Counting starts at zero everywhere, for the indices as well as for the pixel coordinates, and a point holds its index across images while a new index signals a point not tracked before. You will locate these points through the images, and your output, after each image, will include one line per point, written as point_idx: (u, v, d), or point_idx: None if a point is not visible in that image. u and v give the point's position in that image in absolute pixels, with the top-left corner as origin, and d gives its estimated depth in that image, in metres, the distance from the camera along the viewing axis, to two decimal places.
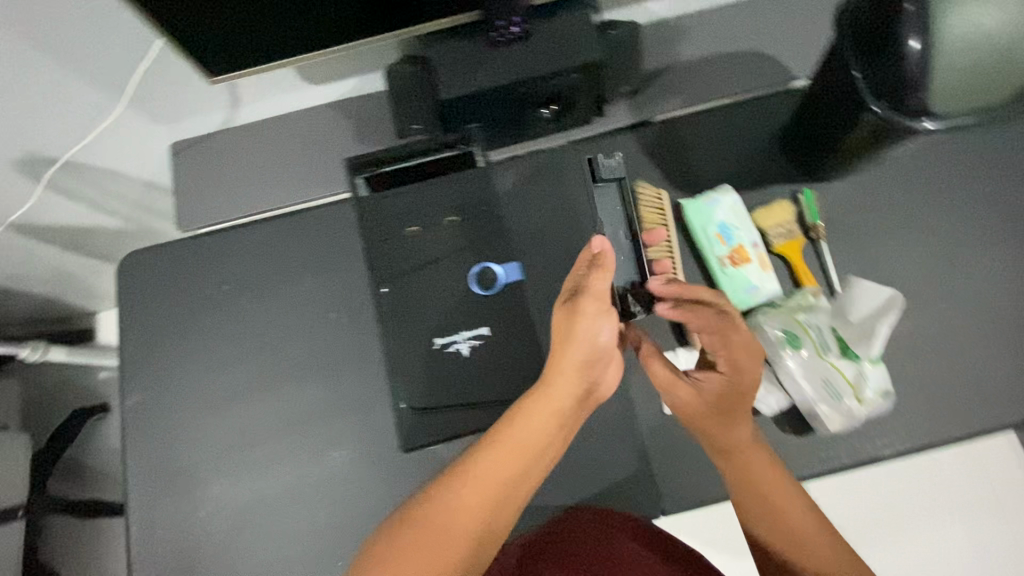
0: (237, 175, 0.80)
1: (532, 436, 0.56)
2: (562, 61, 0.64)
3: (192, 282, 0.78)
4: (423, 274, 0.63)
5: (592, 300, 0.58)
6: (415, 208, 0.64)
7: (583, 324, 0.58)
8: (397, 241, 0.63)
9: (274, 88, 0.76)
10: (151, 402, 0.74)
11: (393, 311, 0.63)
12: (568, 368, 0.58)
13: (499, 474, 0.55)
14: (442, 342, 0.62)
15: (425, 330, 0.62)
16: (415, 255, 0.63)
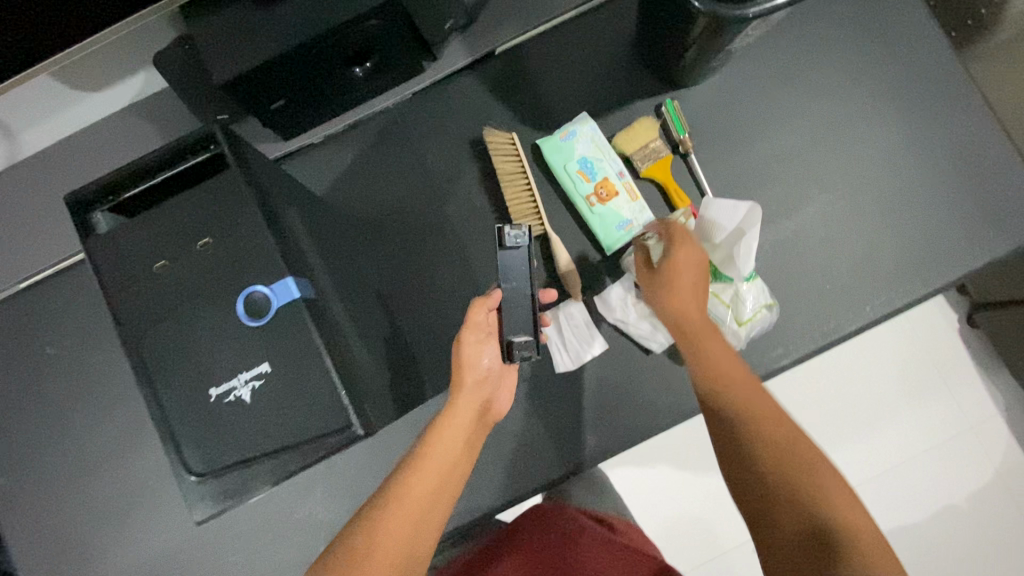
0: (39, 216, 0.69)
1: (448, 450, 0.49)
2: (347, 9, 0.54)
3: (25, 346, 0.69)
4: (177, 325, 0.37)
5: (469, 327, 0.52)
6: (150, 230, 0.39)
7: (469, 352, 0.52)
8: (139, 286, 0.38)
9: (45, 107, 0.65)
10: (16, 485, 0.68)
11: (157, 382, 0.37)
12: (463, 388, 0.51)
13: (419, 495, 0.46)
14: (217, 399, 0.37)
15: (191, 391, 0.37)
16: (154, 295, 0.38)
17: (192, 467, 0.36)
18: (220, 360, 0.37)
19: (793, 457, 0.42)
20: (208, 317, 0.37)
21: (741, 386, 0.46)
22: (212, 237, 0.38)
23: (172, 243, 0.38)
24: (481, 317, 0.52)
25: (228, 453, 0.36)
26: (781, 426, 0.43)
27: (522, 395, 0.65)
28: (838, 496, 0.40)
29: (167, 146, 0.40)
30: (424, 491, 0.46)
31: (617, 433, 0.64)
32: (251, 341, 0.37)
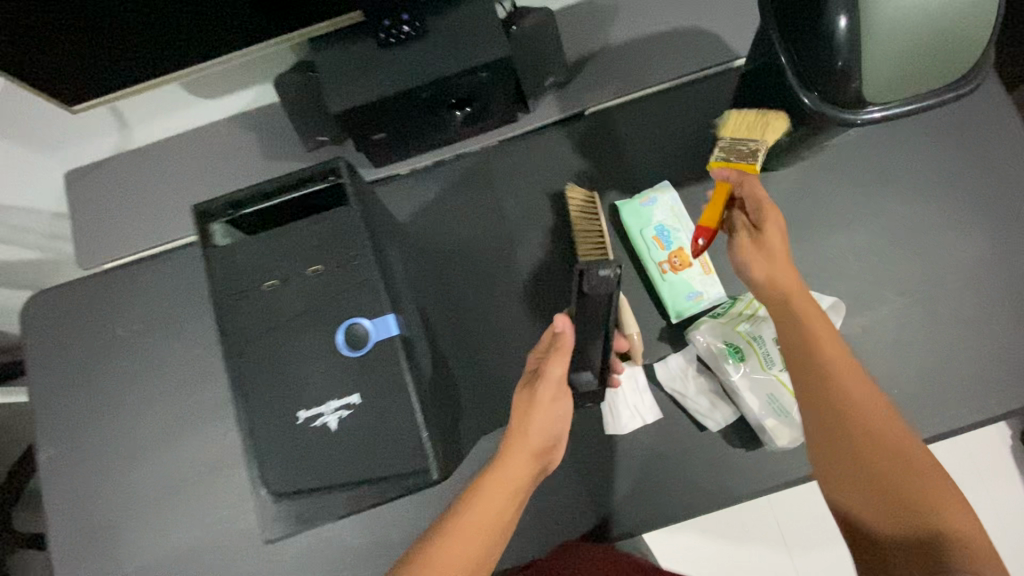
0: (139, 205, 0.73)
1: (494, 514, 0.49)
2: (463, 60, 0.57)
3: (98, 323, 0.72)
4: (279, 344, 0.39)
5: (549, 387, 0.51)
6: (265, 249, 0.40)
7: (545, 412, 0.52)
8: (246, 300, 0.40)
9: (164, 107, 0.69)
10: (63, 457, 0.69)
11: (246, 393, 0.38)
12: (526, 449, 0.51)
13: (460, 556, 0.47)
14: (303, 422, 0.38)
15: (283, 407, 0.38)
16: (264, 314, 0.39)
17: (271, 486, 0.37)
18: (311, 383, 0.38)
19: (886, 465, 0.45)
20: (312, 341, 0.39)
21: (833, 371, 0.48)
22: (325, 264, 0.40)
23: (286, 265, 0.40)
24: (563, 376, 0.51)
25: (311, 478, 0.37)
26: (883, 432, 0.46)
27: (567, 451, 0.65)
28: (933, 482, 0.44)
29: (294, 174, 0.42)
30: (464, 554, 0.47)
31: (658, 506, 0.62)
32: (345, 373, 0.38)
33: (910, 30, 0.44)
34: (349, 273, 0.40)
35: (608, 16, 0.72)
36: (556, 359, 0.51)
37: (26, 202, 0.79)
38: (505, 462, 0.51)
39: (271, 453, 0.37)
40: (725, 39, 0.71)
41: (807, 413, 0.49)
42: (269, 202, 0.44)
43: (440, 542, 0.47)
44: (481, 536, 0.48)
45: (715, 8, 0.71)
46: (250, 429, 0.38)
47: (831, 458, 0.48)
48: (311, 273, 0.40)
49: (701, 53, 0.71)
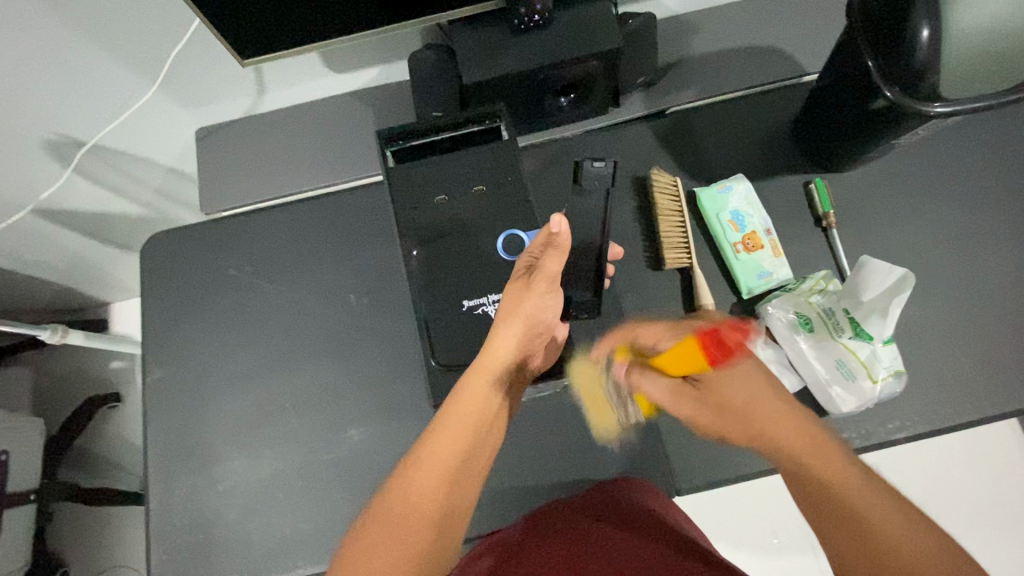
0: (257, 158, 0.80)
1: (469, 406, 0.53)
2: (582, 48, 0.66)
3: (212, 263, 0.78)
4: (452, 242, 0.60)
5: (545, 280, 0.55)
6: (441, 174, 0.61)
7: (537, 301, 0.55)
8: (422, 209, 0.61)
9: (298, 74, 0.78)
10: (171, 380, 0.75)
11: (423, 271, 0.59)
12: (509, 336, 0.54)
13: (445, 455, 0.51)
14: (466, 309, 0.59)
15: (452, 288, 0.59)
16: (441, 221, 0.61)
17: (439, 355, 0.58)
18: (471, 271, 0.59)
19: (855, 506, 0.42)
20: (477, 245, 0.60)
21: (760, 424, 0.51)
22: (483, 188, 0.61)
23: (454, 187, 0.61)
24: (560, 270, 0.56)
25: (466, 354, 0.58)
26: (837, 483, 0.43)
27: (641, 408, 0.70)
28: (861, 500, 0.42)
29: (462, 115, 0.62)
30: (448, 449, 0.51)
31: (721, 464, 0.68)
32: (500, 272, 0.59)
33: (971, 43, 0.53)
34: (500, 197, 0.61)
35: (694, 29, 0.81)
36: (554, 255, 0.55)
37: (151, 151, 0.87)
38: (491, 351, 0.54)
39: (434, 315, 0.59)
40: (796, 56, 0.80)
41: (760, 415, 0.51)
42: (435, 138, 0.63)
43: (429, 440, 0.51)
44: (467, 426, 0.52)
45: (790, 30, 0.80)
46: (421, 303, 0.59)
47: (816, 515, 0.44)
48: (473, 192, 0.61)
49: (776, 68, 0.79)
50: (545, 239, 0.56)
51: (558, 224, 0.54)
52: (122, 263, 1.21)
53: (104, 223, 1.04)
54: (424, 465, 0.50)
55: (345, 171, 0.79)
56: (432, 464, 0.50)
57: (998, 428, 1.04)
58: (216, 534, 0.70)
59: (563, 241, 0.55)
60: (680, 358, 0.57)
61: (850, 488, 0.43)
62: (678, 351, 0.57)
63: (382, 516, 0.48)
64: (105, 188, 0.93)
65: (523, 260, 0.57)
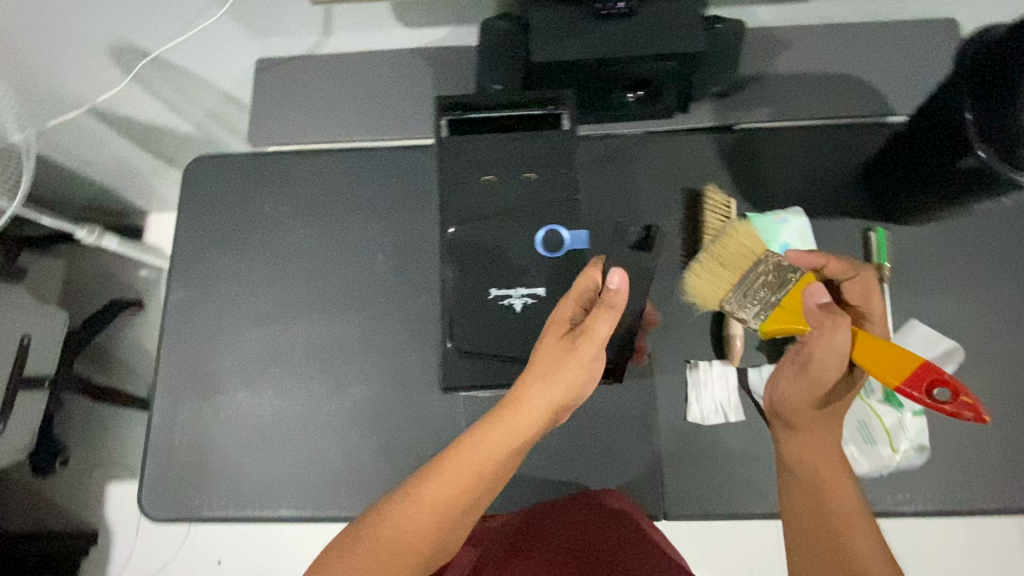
0: (311, 100, 0.79)
1: (487, 459, 0.51)
2: (662, 45, 0.62)
3: (250, 198, 0.78)
4: (493, 226, 0.58)
5: (592, 344, 0.52)
6: (494, 155, 0.59)
7: (578, 367, 0.52)
8: (470, 187, 0.59)
9: (368, 22, 0.76)
10: (190, 303, 0.75)
11: (459, 253, 0.58)
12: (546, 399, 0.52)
13: (448, 495, 0.50)
14: (492, 298, 0.58)
15: (485, 274, 0.58)
16: (481, 204, 0.59)
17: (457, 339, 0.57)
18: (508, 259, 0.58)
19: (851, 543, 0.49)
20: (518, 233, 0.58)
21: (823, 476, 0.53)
22: (536, 176, 0.59)
23: (506, 168, 0.59)
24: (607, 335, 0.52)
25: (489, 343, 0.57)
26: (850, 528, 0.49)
27: (648, 425, 0.68)
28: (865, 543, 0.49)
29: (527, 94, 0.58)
30: (453, 492, 0.51)
31: (719, 498, 0.66)
32: (538, 268, 0.58)
33: None
34: (554, 189, 0.59)
35: (784, 45, 0.76)
36: (604, 315, 0.52)
37: (209, 74, 0.87)
38: (524, 411, 0.52)
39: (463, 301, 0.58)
40: (886, 95, 0.74)
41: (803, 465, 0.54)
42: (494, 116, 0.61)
43: (430, 477, 0.51)
44: (479, 475, 0.51)
45: (885, 64, 0.75)
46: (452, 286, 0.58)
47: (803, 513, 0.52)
48: (524, 178, 0.59)
49: (859, 104, 0.75)
50: (591, 293, 0.53)
51: (615, 281, 0.52)
52: (165, 176, 1.23)
53: (153, 136, 1.05)
54: (421, 508, 0.50)
55: (396, 129, 0.78)
56: (432, 506, 0.50)
57: (1007, 520, 1.00)
58: (210, 460, 0.70)
59: (616, 300, 0.52)
60: (892, 364, 0.48)
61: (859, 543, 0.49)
62: (897, 355, 0.48)
63: (366, 538, 0.49)
64: (159, 102, 0.93)
65: (566, 315, 0.54)
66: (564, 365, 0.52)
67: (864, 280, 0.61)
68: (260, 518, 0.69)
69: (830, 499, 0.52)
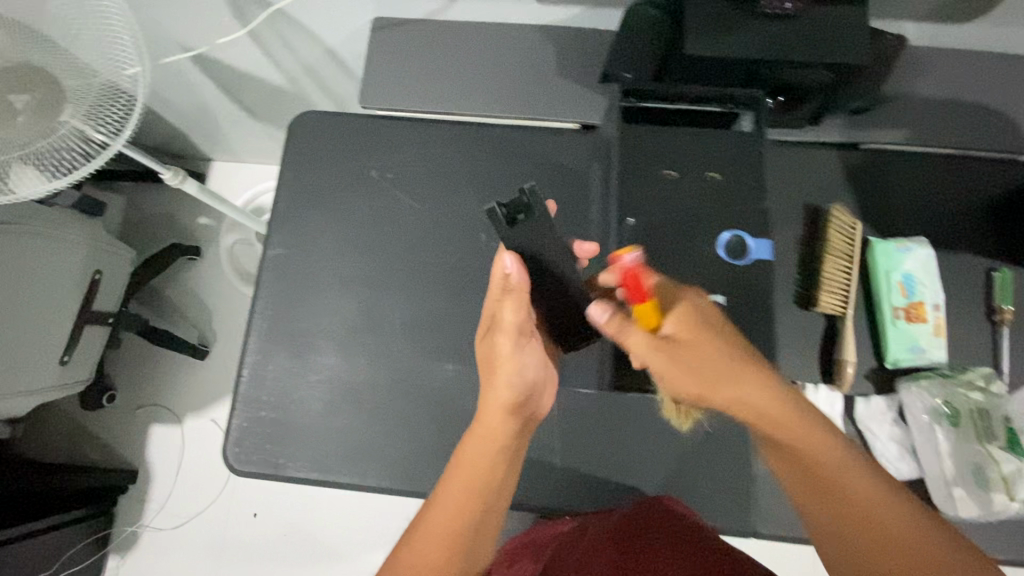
0: (427, 66, 0.77)
1: (473, 470, 0.54)
2: (822, 53, 0.59)
3: (355, 160, 0.77)
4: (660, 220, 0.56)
5: (507, 333, 0.55)
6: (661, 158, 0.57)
7: (510, 364, 0.55)
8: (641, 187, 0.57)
9: None
10: (287, 261, 0.74)
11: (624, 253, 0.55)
12: (496, 408, 0.55)
13: (446, 525, 0.52)
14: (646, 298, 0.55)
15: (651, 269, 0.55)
16: (659, 192, 0.60)
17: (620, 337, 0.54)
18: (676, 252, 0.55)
19: (903, 556, 0.47)
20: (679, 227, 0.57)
21: (851, 488, 0.50)
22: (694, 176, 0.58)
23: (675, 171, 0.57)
24: (515, 319, 0.55)
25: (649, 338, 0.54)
26: (886, 517, 0.48)
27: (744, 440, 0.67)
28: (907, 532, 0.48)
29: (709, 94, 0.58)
30: (451, 516, 0.53)
31: None
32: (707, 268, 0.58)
33: None
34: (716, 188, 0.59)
35: (926, 67, 0.73)
36: (511, 301, 0.54)
37: (317, 27, 0.84)
38: (482, 416, 0.56)
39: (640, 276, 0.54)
40: None
41: (814, 505, 0.52)
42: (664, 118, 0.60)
43: (426, 515, 0.53)
44: (467, 496, 0.54)
45: None
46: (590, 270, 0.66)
47: (802, 488, 0.53)
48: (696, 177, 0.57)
49: (998, 137, 0.72)
50: (502, 285, 0.55)
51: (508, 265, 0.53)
52: (240, 126, 1.21)
53: (241, 84, 1.03)
54: (427, 543, 0.52)
55: (511, 107, 0.76)
56: (438, 539, 0.52)
57: None
58: (296, 420, 0.70)
59: (516, 283, 0.53)
60: (647, 314, 0.52)
61: (905, 538, 0.47)
62: (689, 360, 0.52)
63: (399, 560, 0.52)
64: (259, 51, 0.91)
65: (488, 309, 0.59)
66: (495, 368, 0.56)
67: (684, 308, 0.53)
68: (343, 484, 0.69)
69: (866, 512, 0.49)
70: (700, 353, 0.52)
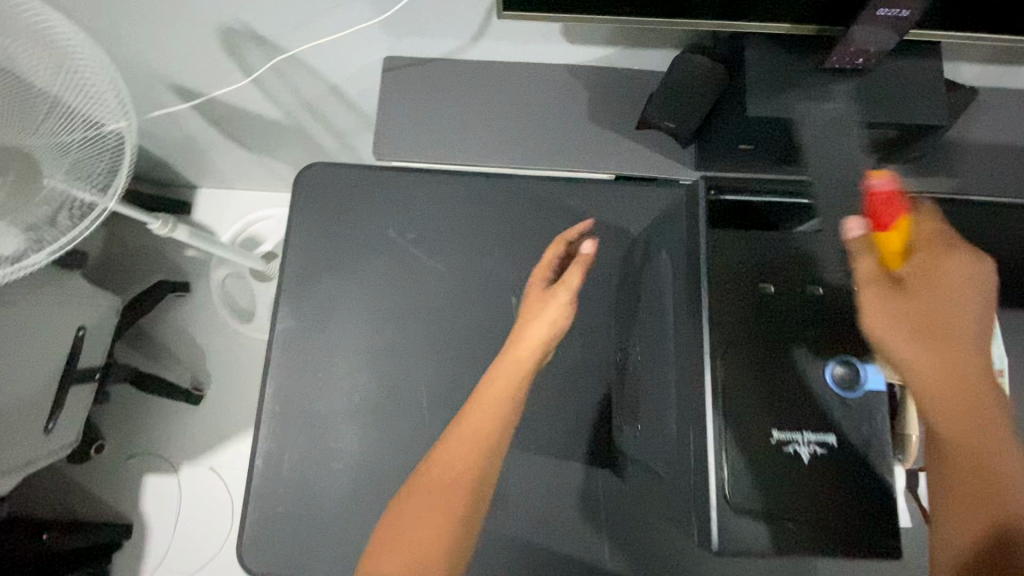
0: (447, 112, 0.70)
1: (486, 422, 0.54)
2: (894, 113, 0.55)
3: (371, 218, 0.70)
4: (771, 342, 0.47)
5: (564, 291, 0.60)
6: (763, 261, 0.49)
7: (557, 310, 0.60)
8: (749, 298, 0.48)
9: (524, 34, 0.67)
10: (299, 333, 0.68)
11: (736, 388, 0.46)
12: (530, 346, 0.58)
13: (464, 456, 0.53)
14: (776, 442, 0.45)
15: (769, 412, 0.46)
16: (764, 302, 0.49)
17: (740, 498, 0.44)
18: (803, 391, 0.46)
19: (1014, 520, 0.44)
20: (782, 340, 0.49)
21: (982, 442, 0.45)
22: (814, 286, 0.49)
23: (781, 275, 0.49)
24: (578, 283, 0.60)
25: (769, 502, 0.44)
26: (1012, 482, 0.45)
27: None
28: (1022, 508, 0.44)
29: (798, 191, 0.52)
30: (470, 450, 0.53)
31: None
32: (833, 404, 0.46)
33: None
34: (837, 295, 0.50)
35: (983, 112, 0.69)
36: (575, 268, 0.60)
37: (320, 65, 0.76)
38: (518, 356, 0.58)
39: (733, 409, 0.45)
40: None
41: (946, 437, 0.46)
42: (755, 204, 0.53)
43: (439, 457, 0.53)
44: (486, 436, 0.53)
45: None
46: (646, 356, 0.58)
47: (940, 458, 0.47)
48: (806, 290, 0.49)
49: None
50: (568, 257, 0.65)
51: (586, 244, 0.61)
52: (231, 157, 1.13)
53: (234, 119, 0.94)
54: (431, 498, 0.51)
55: (541, 159, 0.70)
56: (439, 487, 0.52)
57: None
58: (318, 513, 0.64)
59: (584, 251, 0.61)
60: (894, 249, 0.47)
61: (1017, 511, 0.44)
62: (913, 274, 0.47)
63: (394, 519, 0.52)
64: (254, 88, 0.83)
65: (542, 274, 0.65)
66: (542, 310, 0.60)
67: (946, 253, 0.47)
68: None
69: (992, 463, 0.45)
70: (959, 283, 0.47)
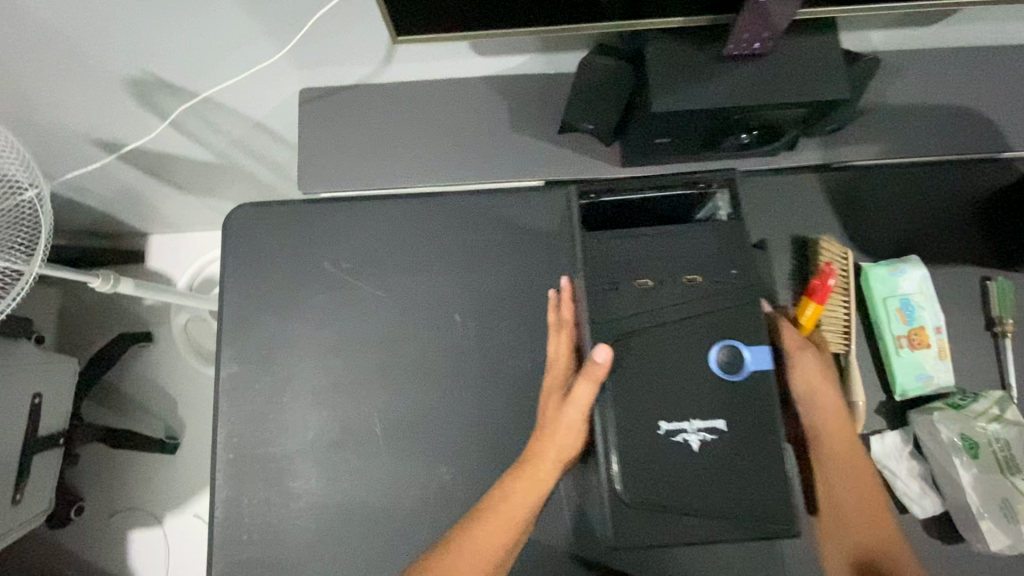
0: (370, 137, 0.70)
1: (507, 518, 0.53)
2: (796, 93, 0.56)
3: (306, 252, 0.69)
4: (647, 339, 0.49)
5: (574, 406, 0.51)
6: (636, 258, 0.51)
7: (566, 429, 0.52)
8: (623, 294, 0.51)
9: (435, 52, 0.67)
10: (245, 377, 0.67)
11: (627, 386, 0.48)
12: (547, 458, 0.54)
13: (486, 545, 0.53)
14: (664, 432, 0.47)
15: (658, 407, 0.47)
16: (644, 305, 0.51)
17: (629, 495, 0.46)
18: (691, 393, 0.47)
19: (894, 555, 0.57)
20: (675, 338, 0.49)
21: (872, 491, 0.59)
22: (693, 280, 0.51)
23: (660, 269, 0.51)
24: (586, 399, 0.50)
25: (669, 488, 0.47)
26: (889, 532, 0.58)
27: None
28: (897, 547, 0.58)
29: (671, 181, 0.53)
30: (488, 545, 0.53)
31: None
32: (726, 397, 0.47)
33: None
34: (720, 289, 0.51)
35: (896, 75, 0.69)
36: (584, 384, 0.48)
37: (237, 103, 0.75)
38: (528, 460, 0.54)
39: (624, 409, 0.47)
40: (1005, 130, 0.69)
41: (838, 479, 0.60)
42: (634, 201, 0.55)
43: (460, 539, 0.53)
44: (506, 530, 0.53)
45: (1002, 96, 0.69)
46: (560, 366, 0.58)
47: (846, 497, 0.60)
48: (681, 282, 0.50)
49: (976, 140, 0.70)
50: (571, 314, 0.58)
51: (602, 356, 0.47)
52: (174, 201, 1.11)
53: (167, 165, 0.93)
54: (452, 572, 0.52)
55: (469, 174, 0.70)
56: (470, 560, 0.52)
57: None
58: (284, 555, 0.63)
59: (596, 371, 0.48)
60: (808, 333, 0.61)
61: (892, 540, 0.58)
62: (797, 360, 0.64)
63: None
64: (178, 133, 0.82)
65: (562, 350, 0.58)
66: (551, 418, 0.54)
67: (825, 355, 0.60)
68: None
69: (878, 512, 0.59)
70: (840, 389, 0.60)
